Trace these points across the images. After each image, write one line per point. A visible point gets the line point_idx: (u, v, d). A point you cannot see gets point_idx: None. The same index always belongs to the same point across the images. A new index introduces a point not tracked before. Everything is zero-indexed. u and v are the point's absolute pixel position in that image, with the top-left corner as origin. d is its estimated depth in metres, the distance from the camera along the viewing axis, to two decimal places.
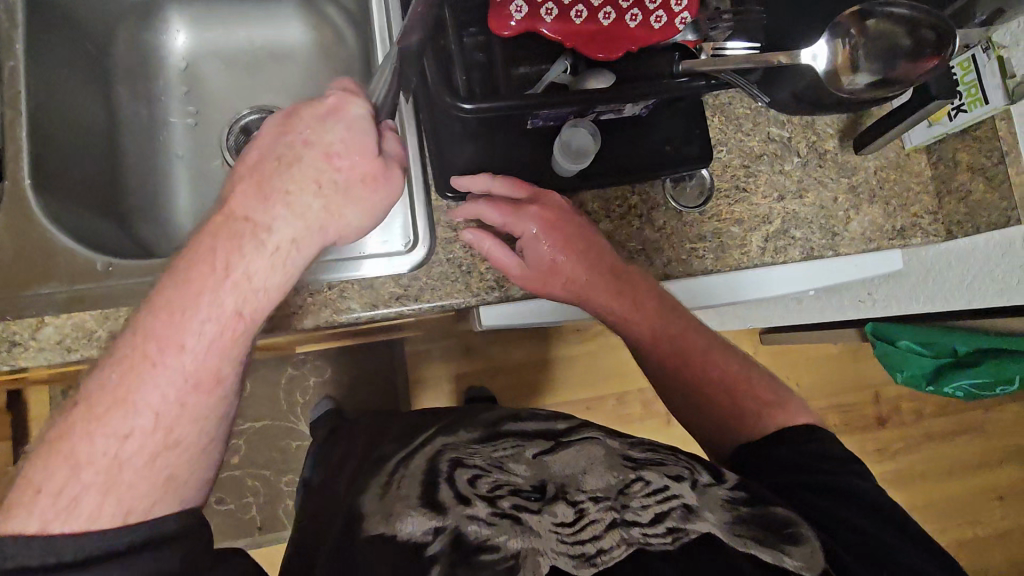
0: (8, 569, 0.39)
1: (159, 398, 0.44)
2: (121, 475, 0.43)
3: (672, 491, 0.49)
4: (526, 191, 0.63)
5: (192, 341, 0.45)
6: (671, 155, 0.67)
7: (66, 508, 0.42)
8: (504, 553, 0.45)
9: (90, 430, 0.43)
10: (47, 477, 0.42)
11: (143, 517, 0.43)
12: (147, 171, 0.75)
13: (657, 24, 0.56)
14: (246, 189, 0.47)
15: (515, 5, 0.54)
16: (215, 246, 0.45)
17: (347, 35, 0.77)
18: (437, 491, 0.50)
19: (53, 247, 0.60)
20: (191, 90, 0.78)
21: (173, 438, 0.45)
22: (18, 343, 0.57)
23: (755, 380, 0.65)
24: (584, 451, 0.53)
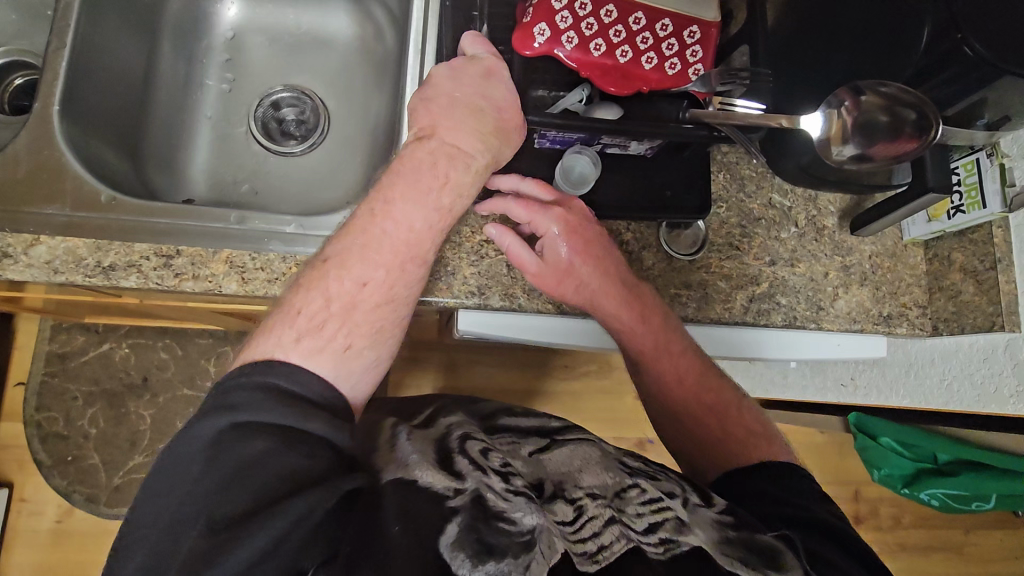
0: (245, 386, 0.45)
1: (390, 257, 0.53)
2: (355, 313, 0.51)
3: (666, 505, 0.50)
4: (552, 195, 0.63)
5: (421, 221, 0.54)
6: (669, 199, 0.69)
7: (317, 327, 0.49)
8: (521, 528, 0.44)
9: (338, 274, 0.52)
10: (303, 304, 0.50)
11: (361, 354, 0.51)
12: (174, 126, 0.80)
13: (671, 70, 0.59)
14: (454, 117, 0.57)
15: (539, 28, 0.57)
16: (438, 162, 0.55)
17: (389, 37, 0.83)
18: (451, 460, 0.49)
19: (64, 172, 0.62)
20: (231, 59, 0.84)
21: (392, 292, 0.53)
22: (8, 255, 0.58)
23: (745, 413, 0.65)
24: (575, 454, 0.55)
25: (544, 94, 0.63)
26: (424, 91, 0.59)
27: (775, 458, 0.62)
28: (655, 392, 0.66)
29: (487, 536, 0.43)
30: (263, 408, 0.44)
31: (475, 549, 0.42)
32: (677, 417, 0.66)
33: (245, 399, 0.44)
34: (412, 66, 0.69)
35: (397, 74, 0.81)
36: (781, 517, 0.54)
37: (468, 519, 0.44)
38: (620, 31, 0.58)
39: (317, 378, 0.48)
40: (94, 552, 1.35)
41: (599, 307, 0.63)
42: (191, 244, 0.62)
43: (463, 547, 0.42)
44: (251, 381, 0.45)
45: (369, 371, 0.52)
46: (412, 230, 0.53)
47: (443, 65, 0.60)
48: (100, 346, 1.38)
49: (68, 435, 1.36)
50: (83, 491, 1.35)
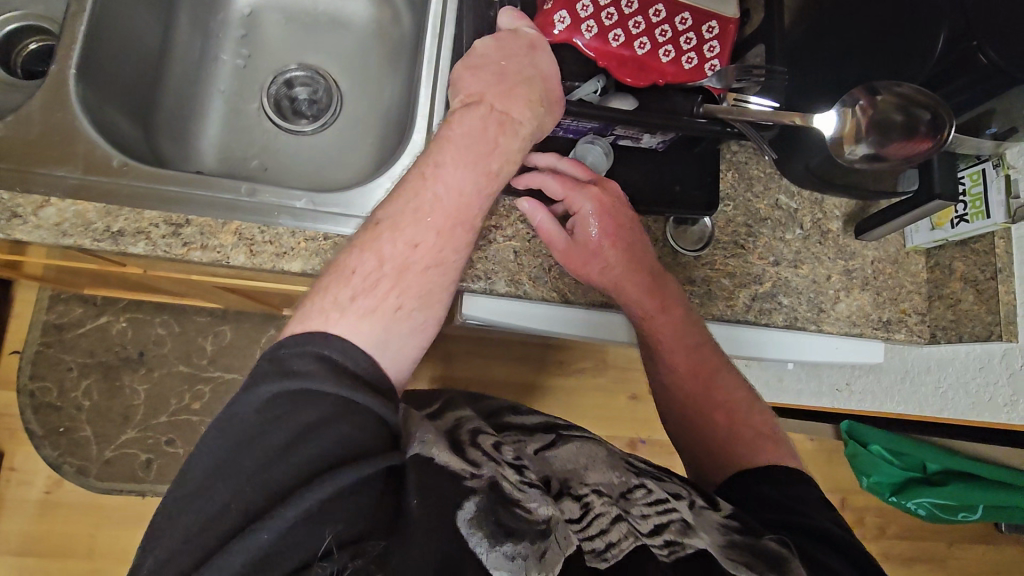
0: (297, 350, 0.46)
1: (440, 219, 0.52)
2: (407, 275, 0.51)
3: (671, 506, 0.52)
4: (590, 175, 0.65)
5: (470, 185, 0.53)
6: (678, 195, 0.69)
7: (370, 287, 0.50)
8: (535, 518, 0.44)
9: (389, 236, 0.52)
10: (355, 267, 0.51)
11: (411, 314, 0.51)
12: (186, 98, 0.80)
13: (688, 65, 0.59)
14: (504, 90, 0.56)
15: (559, 15, 0.58)
16: (487, 131, 0.55)
17: (404, 23, 0.84)
18: (465, 447, 0.50)
19: (78, 135, 0.62)
20: (247, 36, 0.85)
21: (441, 255, 0.52)
22: (18, 215, 0.59)
23: (755, 414, 0.66)
24: (581, 451, 0.57)
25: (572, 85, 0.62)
26: (471, 62, 0.59)
27: (780, 463, 0.61)
28: (667, 382, 0.68)
29: (505, 521, 0.43)
30: (311, 368, 0.44)
31: (492, 532, 0.43)
32: (689, 410, 0.66)
33: (302, 365, 0.45)
34: (429, 50, 0.70)
35: (412, 57, 0.82)
36: (787, 526, 0.54)
37: (486, 502, 0.44)
38: (640, 22, 0.58)
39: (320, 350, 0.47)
40: (80, 524, 1.35)
41: (619, 290, 0.65)
42: (201, 214, 0.62)
43: (480, 527, 0.43)
44: (304, 349, 0.46)
45: (418, 335, 0.51)
46: (460, 194, 0.53)
47: (485, 39, 0.59)
48: (98, 319, 1.39)
49: (62, 406, 1.37)
50: (74, 463, 1.35)
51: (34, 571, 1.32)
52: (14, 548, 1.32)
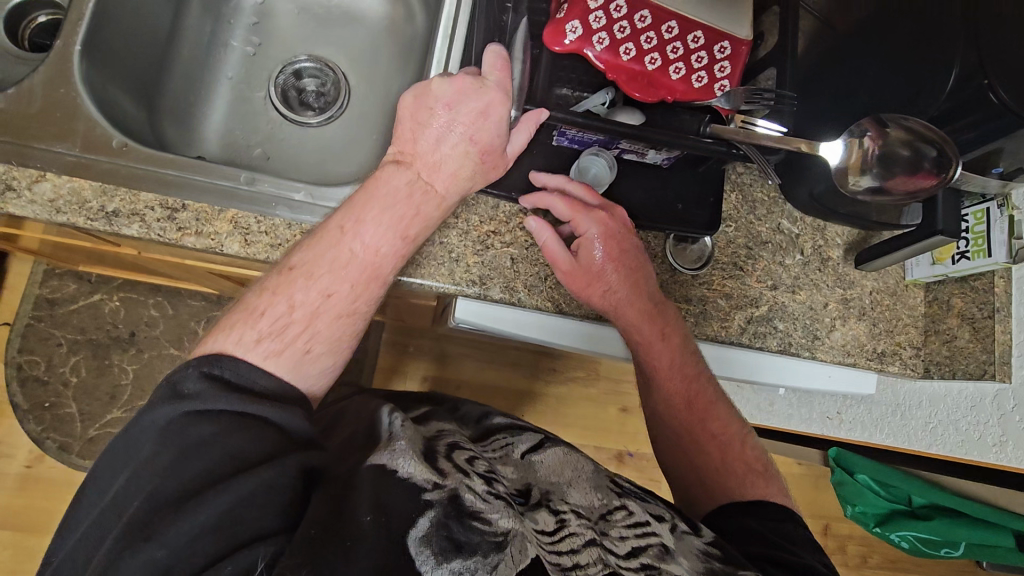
0: (201, 372, 0.50)
1: (356, 273, 0.56)
2: (317, 321, 0.55)
3: (652, 530, 0.54)
4: (597, 199, 0.65)
5: (387, 246, 0.58)
6: (680, 213, 0.69)
7: (278, 330, 0.54)
8: (494, 529, 0.45)
9: (306, 281, 0.56)
10: (268, 307, 0.54)
11: (316, 359, 0.55)
12: (194, 82, 0.80)
13: (697, 83, 0.58)
14: (439, 151, 0.59)
15: (571, 25, 0.56)
16: (412, 191, 0.58)
17: (418, 21, 0.84)
18: (436, 457, 0.51)
19: (78, 112, 0.61)
20: (259, 24, 0.85)
21: (351, 306, 0.57)
22: (12, 189, 0.57)
23: (749, 448, 0.68)
24: (566, 462, 0.61)
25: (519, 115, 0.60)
26: (422, 102, 0.59)
27: (767, 498, 0.63)
28: (663, 412, 0.69)
29: (457, 534, 0.44)
30: (208, 396, 0.48)
31: (441, 547, 0.43)
32: (684, 434, 0.68)
33: (201, 391, 0.48)
34: (440, 49, 0.69)
35: (423, 57, 0.82)
36: (770, 560, 0.55)
37: (439, 516, 0.45)
38: (652, 37, 0.57)
39: (243, 370, 0.51)
40: (58, 500, 1.35)
41: (621, 315, 0.65)
42: (198, 199, 0.61)
43: (429, 544, 0.43)
44: (197, 371, 0.49)
45: (323, 375, 0.56)
46: (376, 253, 0.57)
47: (450, 78, 0.59)
48: (90, 297, 1.42)
49: (50, 380, 1.39)
50: (56, 439, 1.37)
51: (8, 545, 1.32)
52: None
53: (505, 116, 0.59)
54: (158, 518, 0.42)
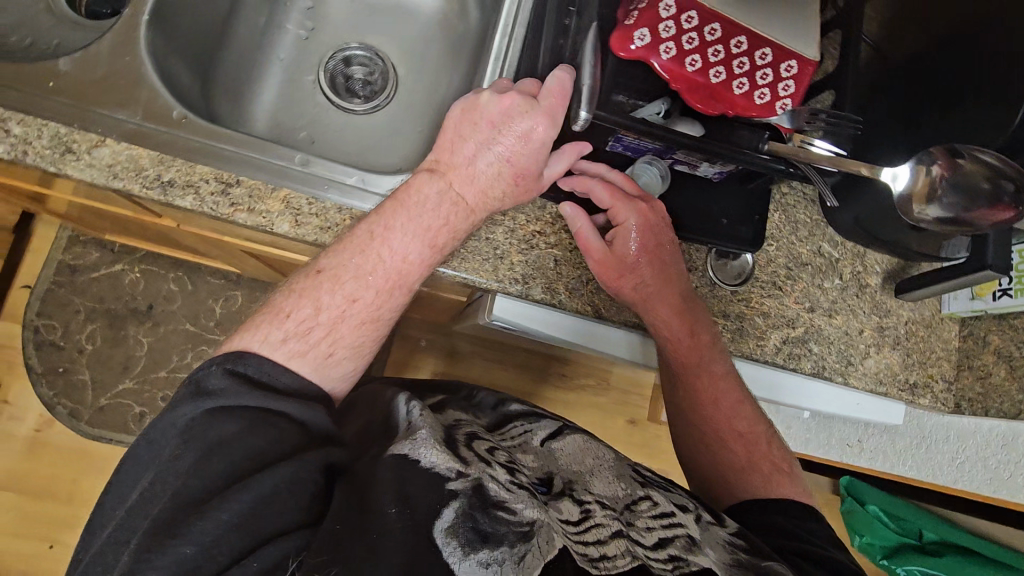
0: (228, 366, 0.51)
1: (380, 281, 0.58)
2: (340, 327, 0.56)
3: (678, 521, 0.56)
4: (637, 190, 0.64)
5: (415, 254, 0.59)
6: (725, 228, 0.69)
7: (303, 332, 0.55)
8: (520, 519, 0.48)
9: (332, 285, 0.57)
10: (294, 309, 0.56)
11: (338, 363, 0.56)
12: (248, 62, 0.81)
13: (759, 99, 0.58)
14: (473, 167, 0.61)
15: (639, 32, 0.56)
16: (441, 205, 0.60)
17: (471, 18, 0.85)
18: (456, 446, 0.54)
19: (140, 80, 0.61)
20: (314, 9, 0.86)
21: (376, 313, 0.58)
22: (72, 151, 0.58)
23: (774, 448, 0.71)
24: (584, 450, 0.63)
25: (578, 127, 0.58)
26: (470, 117, 0.61)
27: (796, 515, 0.63)
28: (693, 417, 0.70)
29: (484, 526, 0.47)
30: (232, 391, 0.50)
31: (468, 538, 0.46)
32: (716, 436, 0.70)
33: (224, 386, 0.50)
34: (497, 48, 0.71)
35: (475, 55, 0.83)
36: (797, 552, 0.58)
37: (465, 506, 0.48)
38: (720, 51, 0.56)
39: (267, 368, 0.52)
40: (63, 467, 1.36)
41: (650, 309, 0.66)
42: (250, 176, 0.61)
43: (456, 534, 0.46)
44: (222, 368, 0.51)
45: (344, 378, 0.57)
46: (404, 260, 0.58)
47: (502, 97, 0.61)
48: (112, 267, 1.43)
49: (64, 346, 1.39)
50: (67, 405, 1.37)
51: (14, 507, 1.33)
52: None
53: (547, 139, 0.61)
54: (191, 511, 0.44)
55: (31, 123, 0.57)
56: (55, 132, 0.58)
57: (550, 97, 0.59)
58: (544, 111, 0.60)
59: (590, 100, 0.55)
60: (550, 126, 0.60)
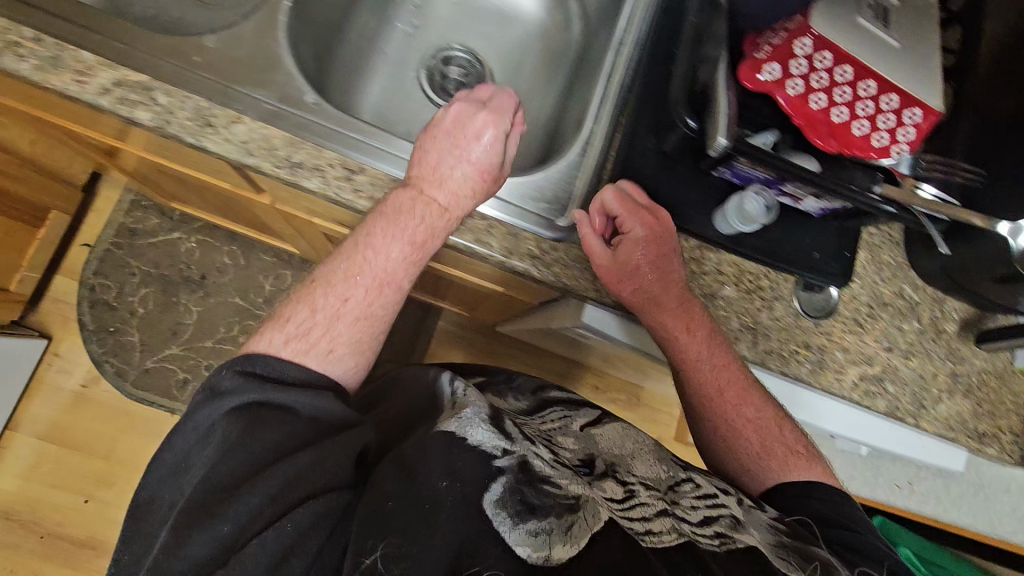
0: (224, 371, 0.56)
1: (367, 281, 0.60)
2: (337, 325, 0.60)
3: (722, 503, 0.63)
4: (645, 200, 0.65)
5: (396, 254, 0.60)
6: (816, 261, 0.71)
7: (301, 333, 0.59)
8: (566, 493, 0.57)
9: (326, 289, 0.60)
10: (293, 313, 0.60)
11: (339, 358, 0.60)
12: (359, 53, 0.84)
13: (876, 142, 0.59)
14: (439, 169, 0.61)
15: (770, 66, 0.58)
16: (414, 209, 0.60)
17: (574, 31, 0.87)
18: (502, 424, 0.62)
19: (279, 63, 0.63)
20: (422, 8, 0.88)
21: (370, 310, 0.61)
22: (211, 125, 0.60)
23: (786, 431, 0.72)
24: (622, 439, 0.72)
25: (713, 151, 0.55)
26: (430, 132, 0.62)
27: None
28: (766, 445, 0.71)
29: (531, 498, 0.55)
30: (237, 388, 0.55)
31: (516, 510, 0.54)
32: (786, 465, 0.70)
33: (231, 386, 0.55)
34: (609, 64, 0.74)
35: (576, 68, 0.85)
36: (843, 545, 0.60)
37: (512, 481, 0.56)
38: (846, 92, 0.58)
39: (268, 364, 0.57)
40: (105, 425, 1.38)
41: (657, 316, 0.66)
42: (372, 165, 0.64)
43: (505, 506, 0.54)
44: (229, 369, 0.56)
45: (348, 373, 0.61)
46: (387, 260, 0.60)
47: (452, 110, 0.62)
48: (170, 234, 1.46)
49: (117, 307, 1.42)
50: (115, 364, 1.40)
51: (54, 459, 1.35)
52: (40, 431, 1.36)
53: (501, 136, 0.61)
54: None
55: (176, 93, 0.60)
56: (197, 104, 0.60)
57: (496, 108, 0.62)
58: (495, 118, 0.62)
59: (730, 128, 0.53)
60: (501, 127, 0.62)
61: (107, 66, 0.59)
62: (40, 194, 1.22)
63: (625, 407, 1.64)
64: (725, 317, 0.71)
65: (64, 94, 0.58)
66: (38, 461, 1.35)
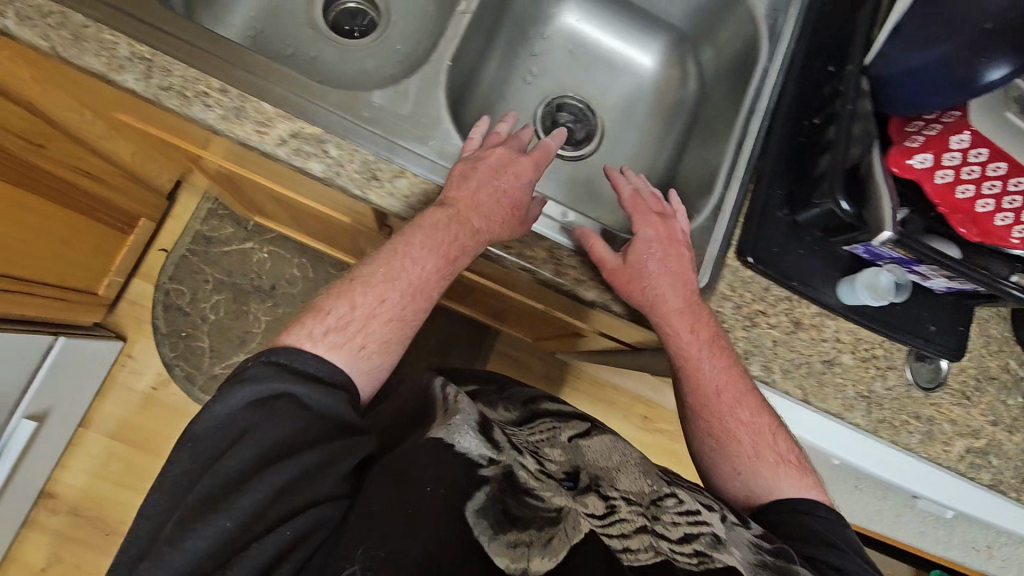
0: (261, 357, 0.59)
1: (402, 287, 0.63)
2: (372, 323, 0.62)
3: (703, 519, 0.61)
4: (660, 208, 0.70)
5: (429, 266, 0.63)
6: (932, 334, 0.73)
7: (340, 327, 0.61)
8: (550, 506, 0.57)
9: (364, 289, 0.63)
10: (333, 307, 0.63)
11: (372, 355, 0.63)
12: (485, 100, 0.86)
13: (1017, 233, 0.59)
14: (477, 197, 0.63)
15: (922, 155, 0.59)
16: (449, 226, 0.62)
17: (689, 86, 0.90)
18: (489, 431, 0.62)
19: (438, 120, 0.66)
20: (540, 57, 0.91)
21: (401, 313, 0.64)
22: (377, 178, 0.63)
23: (779, 438, 0.71)
24: (612, 449, 0.69)
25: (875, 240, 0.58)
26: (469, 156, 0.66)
27: None
28: None
29: (513, 508, 0.56)
30: (261, 376, 0.57)
31: (496, 520, 0.54)
32: None
33: (253, 374, 0.57)
34: (739, 131, 0.75)
35: (692, 125, 0.88)
36: (826, 563, 0.60)
37: (495, 491, 0.57)
38: (999, 186, 0.58)
39: (307, 356, 0.59)
40: (172, 427, 1.41)
41: (666, 319, 0.66)
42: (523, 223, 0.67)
43: (484, 516, 0.54)
44: (258, 359, 0.58)
45: (377, 370, 0.64)
46: (420, 270, 0.63)
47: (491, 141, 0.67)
48: (244, 244, 1.49)
49: (189, 312, 1.45)
50: (185, 368, 1.43)
51: (123, 458, 1.38)
52: (110, 430, 1.39)
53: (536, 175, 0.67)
54: None
55: (346, 147, 0.63)
56: (365, 158, 0.63)
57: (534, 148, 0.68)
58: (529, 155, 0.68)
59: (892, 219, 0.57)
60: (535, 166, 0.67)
61: (285, 118, 0.62)
62: (134, 202, 1.24)
63: (675, 439, 1.65)
64: (842, 385, 0.73)
65: (245, 143, 0.61)
66: (107, 459, 1.38)
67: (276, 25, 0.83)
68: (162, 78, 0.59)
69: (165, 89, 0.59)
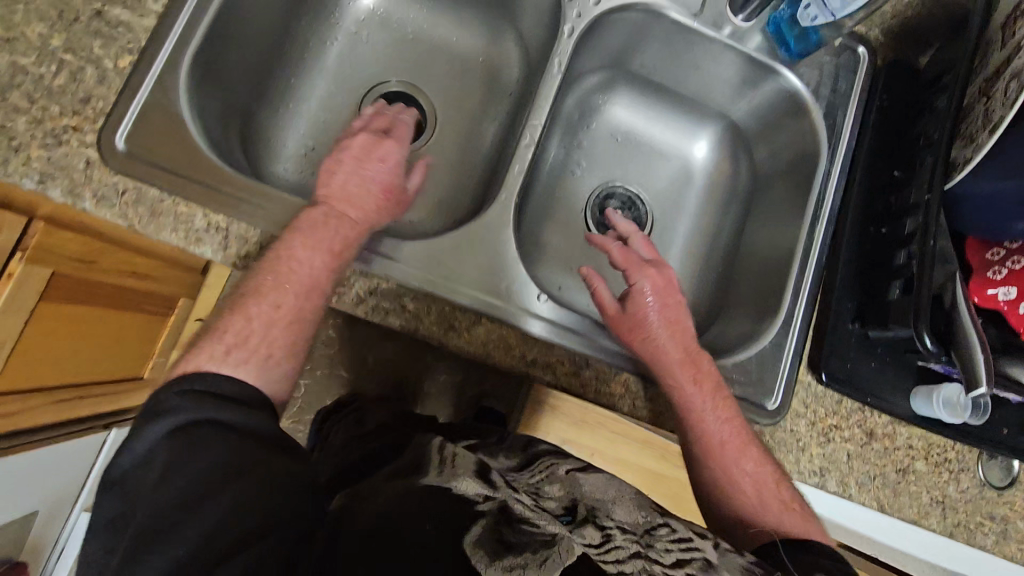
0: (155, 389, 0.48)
1: (298, 287, 0.56)
2: (273, 330, 0.54)
3: (695, 546, 0.49)
4: (652, 255, 0.72)
5: (319, 261, 0.58)
6: (1006, 436, 0.73)
7: (231, 343, 0.52)
8: (542, 530, 0.43)
9: (256, 299, 0.55)
10: (229, 324, 0.53)
11: (278, 365, 0.54)
12: (537, 203, 0.86)
13: None
14: (348, 190, 0.63)
15: (1002, 288, 0.61)
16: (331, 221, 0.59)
17: (741, 176, 0.89)
18: (488, 474, 0.49)
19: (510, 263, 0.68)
20: (586, 150, 0.90)
21: (302, 315, 0.57)
22: (455, 326, 0.65)
23: (785, 488, 0.64)
24: (612, 484, 0.56)
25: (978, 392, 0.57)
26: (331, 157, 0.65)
27: None
28: None
29: (507, 537, 0.41)
30: (176, 405, 0.46)
31: (492, 549, 0.40)
32: None
33: (173, 405, 0.46)
34: (802, 243, 0.75)
35: (745, 216, 0.87)
36: None
37: (486, 525, 0.43)
38: None
39: (211, 379, 0.49)
40: None
41: (669, 373, 0.64)
42: (597, 359, 0.68)
43: (480, 546, 0.40)
44: (168, 388, 0.48)
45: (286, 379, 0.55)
46: (311, 266, 0.57)
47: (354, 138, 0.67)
48: None
49: None
50: None
51: None
52: None
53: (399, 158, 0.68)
54: None
55: (423, 299, 0.65)
56: (443, 307, 0.65)
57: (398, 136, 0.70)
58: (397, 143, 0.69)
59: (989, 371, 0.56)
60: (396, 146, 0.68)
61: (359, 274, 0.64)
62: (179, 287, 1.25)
63: None
64: (917, 492, 0.72)
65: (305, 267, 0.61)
66: None
67: (327, 139, 0.81)
68: (240, 247, 0.60)
69: (242, 257, 0.60)
